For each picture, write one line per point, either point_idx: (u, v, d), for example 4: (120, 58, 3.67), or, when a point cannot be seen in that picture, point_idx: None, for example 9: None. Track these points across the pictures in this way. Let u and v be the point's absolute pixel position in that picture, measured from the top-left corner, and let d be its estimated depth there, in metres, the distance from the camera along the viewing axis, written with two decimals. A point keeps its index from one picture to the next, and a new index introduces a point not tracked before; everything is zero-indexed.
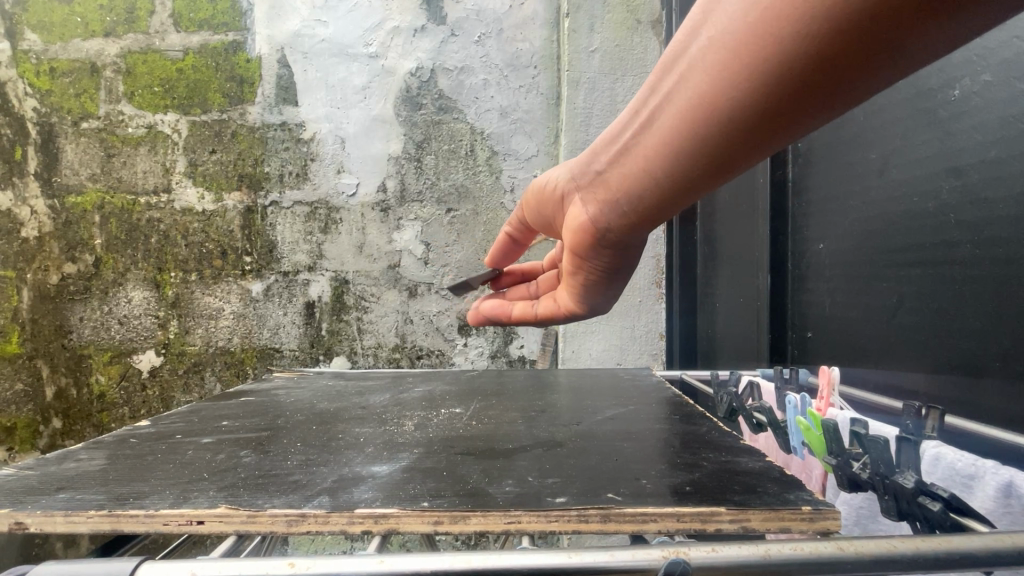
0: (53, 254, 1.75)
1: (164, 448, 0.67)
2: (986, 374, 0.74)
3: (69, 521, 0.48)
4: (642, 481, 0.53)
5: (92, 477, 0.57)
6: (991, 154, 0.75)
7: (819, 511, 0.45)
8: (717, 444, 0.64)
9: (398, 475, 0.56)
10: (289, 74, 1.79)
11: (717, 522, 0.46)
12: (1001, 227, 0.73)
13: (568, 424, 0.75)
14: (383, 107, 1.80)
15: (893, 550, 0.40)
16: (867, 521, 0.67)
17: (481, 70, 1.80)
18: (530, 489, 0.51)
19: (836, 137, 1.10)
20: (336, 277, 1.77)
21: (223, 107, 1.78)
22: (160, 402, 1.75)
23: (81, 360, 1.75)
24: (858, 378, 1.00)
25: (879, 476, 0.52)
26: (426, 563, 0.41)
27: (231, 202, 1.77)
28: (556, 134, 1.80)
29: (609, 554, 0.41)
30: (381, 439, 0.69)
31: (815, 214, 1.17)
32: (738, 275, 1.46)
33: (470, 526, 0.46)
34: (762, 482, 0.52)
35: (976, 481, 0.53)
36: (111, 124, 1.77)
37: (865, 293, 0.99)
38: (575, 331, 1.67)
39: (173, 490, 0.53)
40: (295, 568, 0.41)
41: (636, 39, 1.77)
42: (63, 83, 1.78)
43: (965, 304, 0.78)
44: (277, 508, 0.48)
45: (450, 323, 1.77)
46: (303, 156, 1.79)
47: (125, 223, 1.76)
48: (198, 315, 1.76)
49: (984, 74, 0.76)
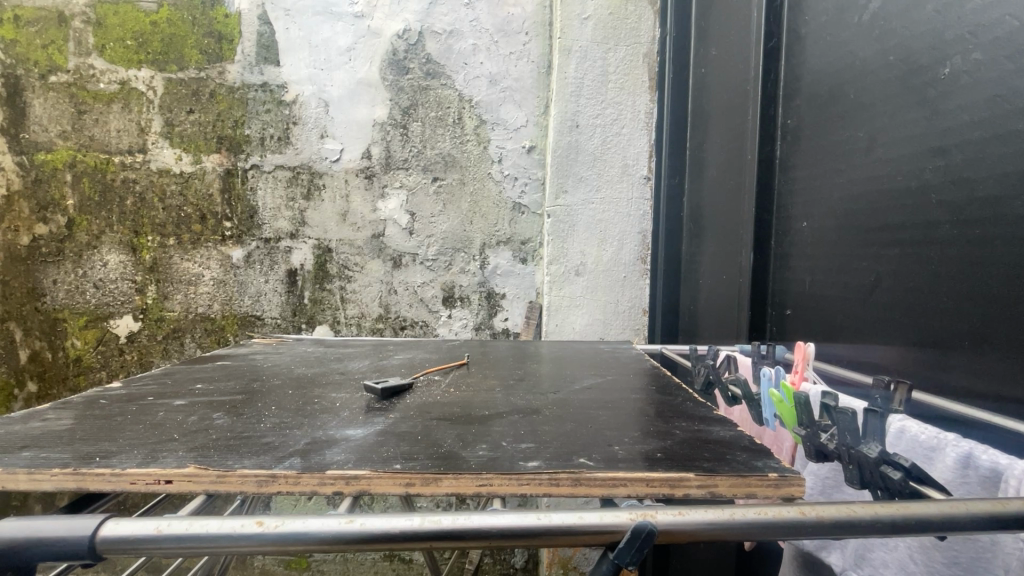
0: (24, 214, 1.69)
1: (135, 409, 0.66)
2: (953, 351, 0.76)
3: (32, 478, 0.48)
4: (615, 448, 0.54)
5: (58, 437, 0.56)
6: (975, 134, 0.74)
7: (784, 478, 0.46)
8: (690, 414, 0.65)
9: (372, 439, 0.56)
10: (271, 32, 1.72)
11: (685, 487, 0.46)
12: (980, 209, 0.73)
13: (546, 392, 0.76)
14: (369, 70, 1.74)
15: (851, 514, 0.42)
16: (831, 491, 0.69)
17: (471, 35, 1.74)
18: (503, 454, 0.52)
19: (826, 114, 1.09)
20: (319, 245, 1.74)
21: (200, 65, 1.71)
22: (138, 366, 1.73)
23: (55, 324, 1.71)
24: (833, 354, 1.02)
25: (845, 447, 0.52)
26: (395, 523, 0.41)
27: (210, 165, 1.72)
28: (546, 103, 1.77)
29: (577, 517, 0.42)
30: (357, 404, 0.69)
31: (801, 192, 1.17)
32: (722, 252, 1.47)
33: (442, 488, 0.46)
34: (731, 450, 0.53)
35: (937, 452, 0.54)
36: (82, 78, 1.69)
37: (844, 271, 1.00)
38: (560, 304, 1.70)
39: (141, 450, 0.52)
40: (263, 527, 0.41)
41: (632, 7, 1.71)
42: (28, 32, 1.68)
43: (939, 284, 0.79)
44: (247, 468, 0.48)
45: (435, 294, 1.76)
46: (286, 119, 1.73)
47: (98, 184, 1.70)
48: (177, 281, 1.72)
49: (975, 51, 0.75)
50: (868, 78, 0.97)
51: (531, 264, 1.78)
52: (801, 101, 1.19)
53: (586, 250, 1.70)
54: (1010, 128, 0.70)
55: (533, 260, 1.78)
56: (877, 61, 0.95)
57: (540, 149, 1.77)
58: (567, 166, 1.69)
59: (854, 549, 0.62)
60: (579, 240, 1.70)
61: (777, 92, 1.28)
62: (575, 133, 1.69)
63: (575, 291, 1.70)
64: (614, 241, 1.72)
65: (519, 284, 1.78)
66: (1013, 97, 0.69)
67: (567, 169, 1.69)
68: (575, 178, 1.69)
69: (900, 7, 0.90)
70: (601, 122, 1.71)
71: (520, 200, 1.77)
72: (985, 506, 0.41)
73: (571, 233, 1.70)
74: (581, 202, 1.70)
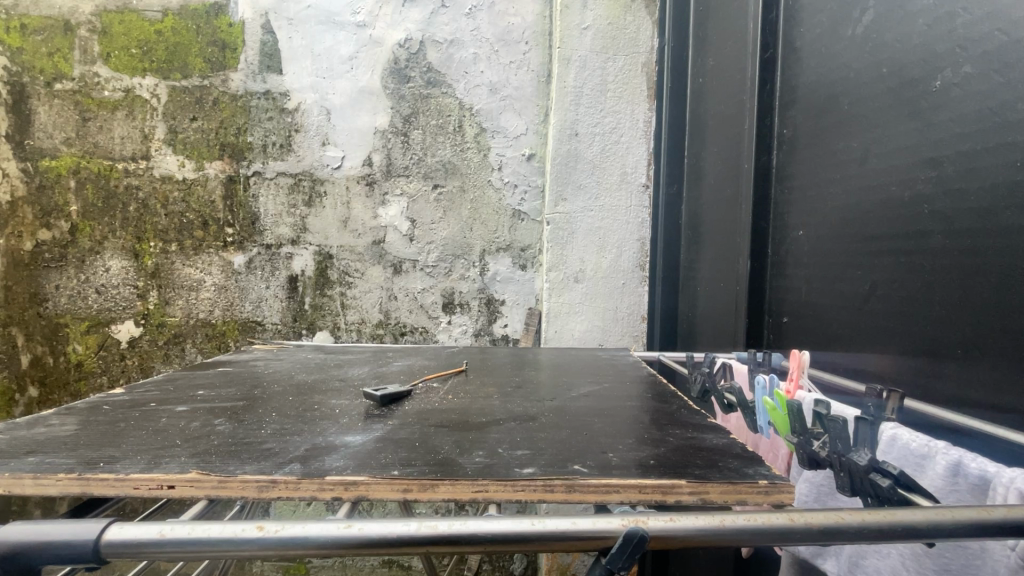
0: (27, 220, 1.70)
1: (138, 415, 0.67)
2: (946, 360, 0.77)
3: (38, 483, 0.49)
4: (609, 454, 0.55)
5: (63, 442, 0.57)
6: (966, 146, 0.76)
7: (774, 484, 0.47)
8: (685, 421, 0.66)
9: (371, 445, 0.57)
10: (274, 41, 1.74)
11: (677, 494, 0.47)
12: (972, 219, 0.74)
13: (543, 399, 0.77)
14: (371, 78, 1.76)
15: (840, 521, 0.42)
16: (826, 498, 0.69)
17: (471, 44, 1.76)
18: (500, 460, 0.53)
19: (821, 125, 1.11)
20: (320, 251, 1.75)
21: (204, 73, 1.73)
22: (140, 371, 1.74)
23: (57, 329, 1.72)
24: (829, 361, 1.03)
25: (836, 454, 0.53)
26: (392, 528, 0.42)
27: (213, 171, 1.73)
28: (545, 112, 1.79)
29: (571, 522, 0.43)
30: (357, 411, 0.70)
31: (797, 201, 1.18)
32: (720, 259, 1.48)
33: (438, 494, 0.47)
34: (723, 457, 0.54)
35: (928, 460, 0.54)
36: (87, 86, 1.71)
37: (839, 280, 1.01)
38: (560, 311, 1.71)
39: (144, 456, 0.53)
40: (263, 531, 0.42)
41: (630, 17, 1.74)
42: (35, 40, 1.71)
43: (932, 293, 0.80)
44: (248, 474, 0.49)
45: (434, 300, 1.77)
46: (288, 127, 1.75)
47: (102, 190, 1.71)
48: (178, 286, 1.74)
49: (966, 65, 0.77)
50: (862, 89, 0.99)
51: (531, 271, 1.79)
52: (796, 112, 1.21)
53: (585, 257, 1.72)
54: (999, 140, 0.71)
55: (533, 267, 1.79)
56: (870, 73, 0.97)
57: (539, 156, 1.79)
58: (566, 174, 1.70)
59: (848, 557, 0.63)
60: (578, 248, 1.71)
61: (773, 102, 1.30)
62: (574, 141, 1.70)
63: (574, 298, 1.71)
64: (613, 247, 1.74)
65: (518, 291, 1.79)
66: (1002, 109, 0.71)
67: (566, 176, 1.70)
68: (574, 185, 1.71)
69: (892, 21, 0.92)
70: (600, 130, 1.72)
71: (520, 208, 1.78)
72: (971, 514, 0.42)
73: (570, 240, 1.71)
74: (580, 210, 1.71)
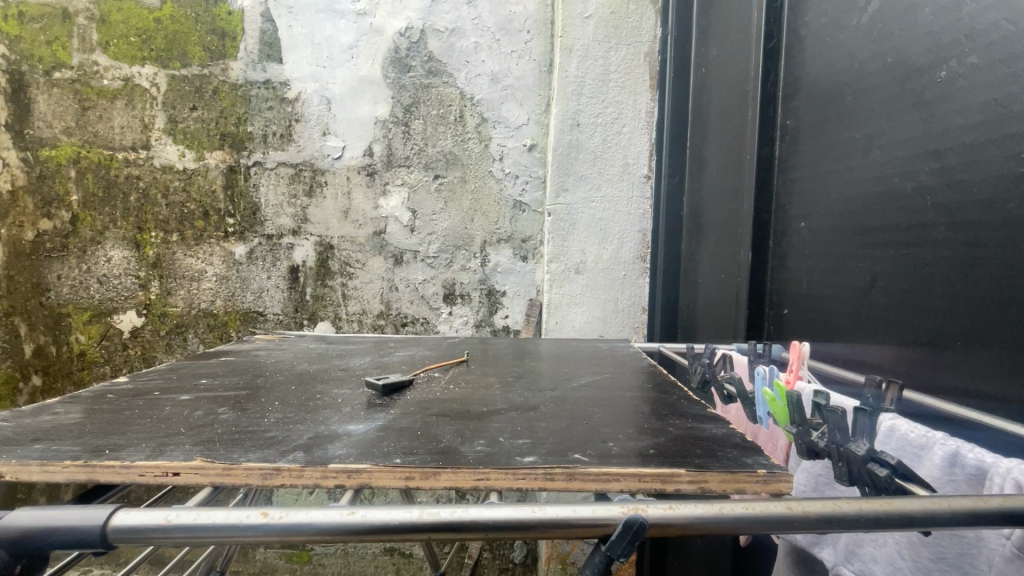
0: (28, 210, 1.70)
1: (142, 403, 0.68)
2: (946, 351, 0.77)
3: (44, 470, 0.49)
4: (609, 444, 0.55)
5: (68, 430, 0.58)
6: (971, 137, 0.75)
7: (772, 474, 0.48)
8: (684, 412, 0.67)
9: (372, 434, 0.58)
10: (273, 30, 1.73)
11: (676, 482, 0.48)
12: (975, 210, 0.74)
13: (544, 389, 0.77)
14: (371, 68, 1.74)
15: (838, 510, 0.43)
16: (823, 488, 0.70)
17: (472, 33, 1.75)
18: (501, 449, 0.53)
19: (824, 115, 1.10)
20: (321, 242, 1.75)
21: (203, 62, 1.72)
22: (141, 361, 1.74)
23: (59, 319, 1.72)
24: (830, 352, 1.03)
25: (834, 444, 0.53)
26: (393, 516, 0.43)
27: (213, 161, 1.73)
28: (547, 102, 1.77)
29: (570, 510, 0.43)
30: (358, 401, 0.71)
31: (799, 192, 1.18)
32: (721, 250, 1.48)
33: (440, 482, 0.48)
34: (722, 447, 0.54)
35: (925, 450, 0.55)
36: (86, 75, 1.70)
37: (840, 271, 1.02)
38: (560, 302, 1.71)
39: (149, 444, 0.54)
40: (267, 518, 0.43)
41: (633, 6, 1.71)
42: (32, 29, 1.69)
43: (933, 285, 0.80)
44: (252, 461, 0.50)
45: (435, 291, 1.77)
46: (288, 117, 1.74)
47: (102, 180, 1.71)
48: (180, 277, 1.74)
49: (971, 55, 0.76)
50: (866, 79, 0.98)
51: (532, 262, 1.79)
52: (800, 102, 1.20)
53: (586, 248, 1.71)
54: (1004, 131, 0.70)
55: (533, 258, 1.79)
56: (875, 62, 0.96)
57: (541, 147, 1.78)
58: (567, 164, 1.69)
59: (844, 545, 0.64)
60: (579, 239, 1.71)
61: (776, 92, 1.29)
62: (576, 132, 1.69)
63: (575, 289, 1.71)
64: (615, 239, 1.73)
65: (519, 282, 1.79)
66: (1007, 100, 0.70)
67: (568, 167, 1.69)
68: (576, 176, 1.70)
69: (898, 9, 0.90)
70: (602, 121, 1.71)
71: (520, 199, 1.78)
72: (967, 503, 0.42)
73: (571, 231, 1.70)
74: (581, 201, 1.71)
